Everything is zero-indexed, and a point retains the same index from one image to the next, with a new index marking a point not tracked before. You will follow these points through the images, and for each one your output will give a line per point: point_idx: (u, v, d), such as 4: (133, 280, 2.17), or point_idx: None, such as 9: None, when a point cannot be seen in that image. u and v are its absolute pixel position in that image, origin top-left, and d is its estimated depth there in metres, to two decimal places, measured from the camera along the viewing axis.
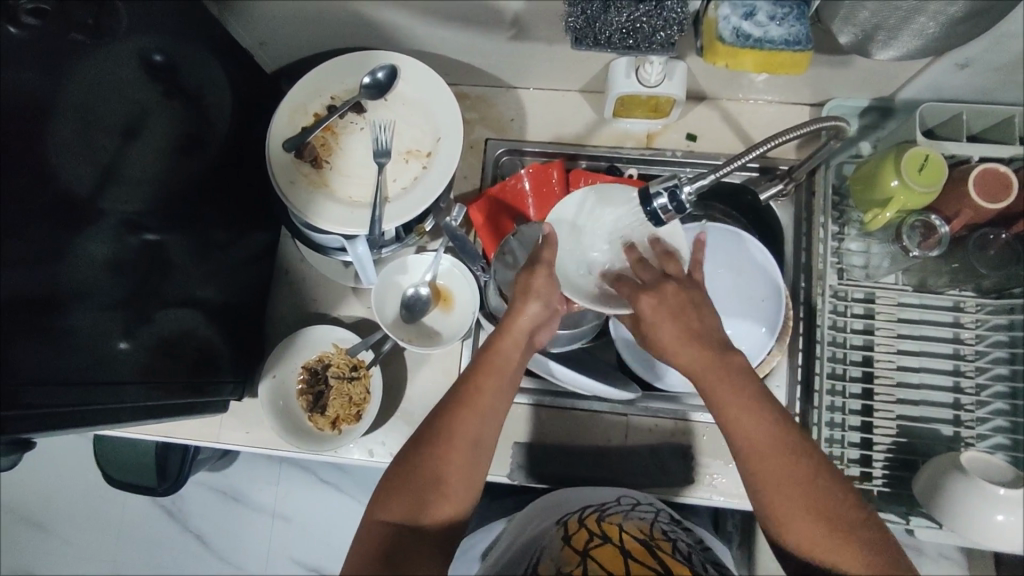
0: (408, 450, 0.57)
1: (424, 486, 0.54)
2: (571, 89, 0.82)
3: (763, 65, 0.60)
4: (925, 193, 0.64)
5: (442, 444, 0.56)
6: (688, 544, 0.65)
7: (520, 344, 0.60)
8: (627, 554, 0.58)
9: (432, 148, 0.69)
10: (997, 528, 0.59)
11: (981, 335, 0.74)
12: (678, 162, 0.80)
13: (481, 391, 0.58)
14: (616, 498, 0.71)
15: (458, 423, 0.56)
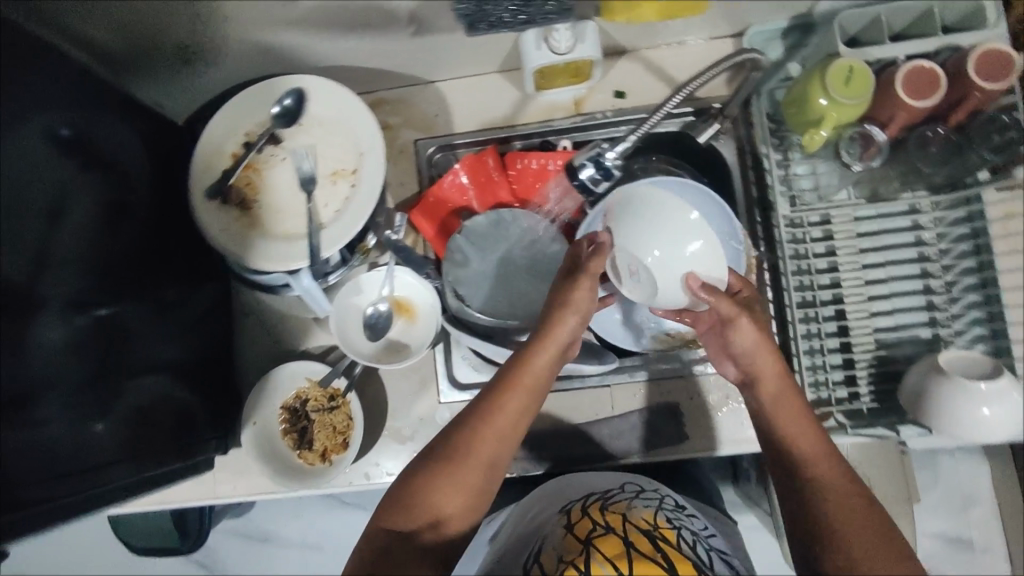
0: (422, 462, 0.57)
1: (434, 504, 0.55)
2: (489, 71, 0.80)
3: (663, 10, 0.58)
4: (855, 104, 0.62)
5: (460, 461, 0.57)
6: (692, 532, 0.63)
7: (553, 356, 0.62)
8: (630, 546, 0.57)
9: (357, 164, 0.67)
10: (983, 421, 0.60)
11: (942, 233, 0.73)
12: (610, 123, 0.79)
13: (505, 408, 0.59)
14: (620, 486, 0.70)
15: (477, 439, 0.57)
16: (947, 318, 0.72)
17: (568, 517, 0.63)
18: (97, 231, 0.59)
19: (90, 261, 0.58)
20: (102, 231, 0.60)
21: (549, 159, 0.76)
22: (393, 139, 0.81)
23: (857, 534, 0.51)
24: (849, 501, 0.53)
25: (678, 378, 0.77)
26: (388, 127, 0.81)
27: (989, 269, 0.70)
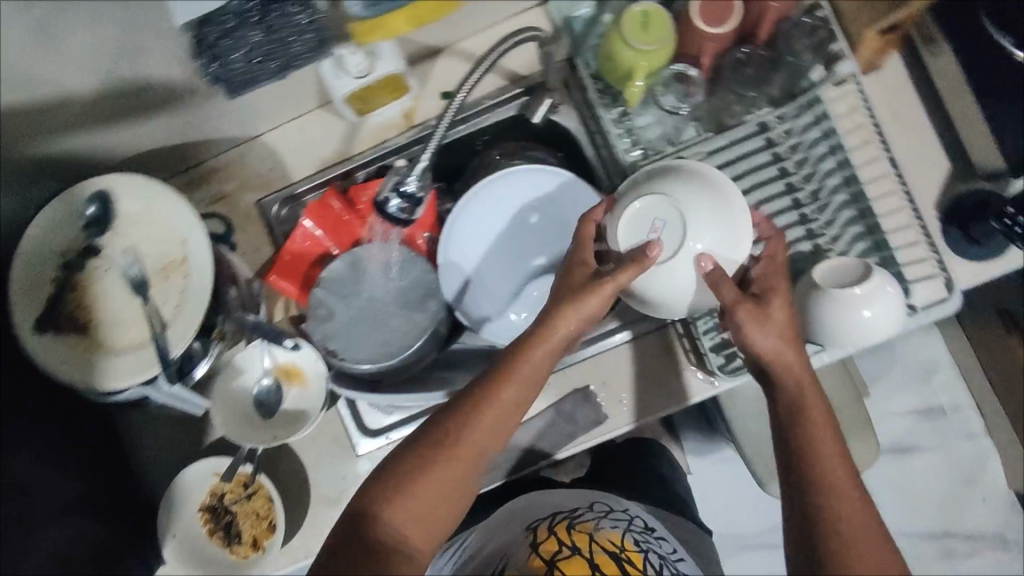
0: (392, 471, 0.53)
1: (418, 501, 0.52)
2: (310, 109, 0.76)
3: (412, 19, 0.60)
4: (657, 49, 0.60)
5: (450, 450, 0.53)
6: (657, 555, 0.76)
7: (558, 345, 0.56)
8: (596, 568, 0.69)
9: (184, 252, 0.63)
10: (868, 324, 0.59)
11: (796, 143, 0.71)
12: (446, 127, 0.76)
13: (496, 402, 0.54)
14: (590, 505, 0.81)
15: (458, 450, 0.53)
16: (821, 226, 0.70)
17: (537, 532, 0.74)
18: None
19: None
20: None
21: None
22: (235, 206, 0.77)
23: (858, 529, 0.51)
24: (846, 487, 0.52)
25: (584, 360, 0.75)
26: (227, 196, 0.77)
27: (848, 167, 0.70)
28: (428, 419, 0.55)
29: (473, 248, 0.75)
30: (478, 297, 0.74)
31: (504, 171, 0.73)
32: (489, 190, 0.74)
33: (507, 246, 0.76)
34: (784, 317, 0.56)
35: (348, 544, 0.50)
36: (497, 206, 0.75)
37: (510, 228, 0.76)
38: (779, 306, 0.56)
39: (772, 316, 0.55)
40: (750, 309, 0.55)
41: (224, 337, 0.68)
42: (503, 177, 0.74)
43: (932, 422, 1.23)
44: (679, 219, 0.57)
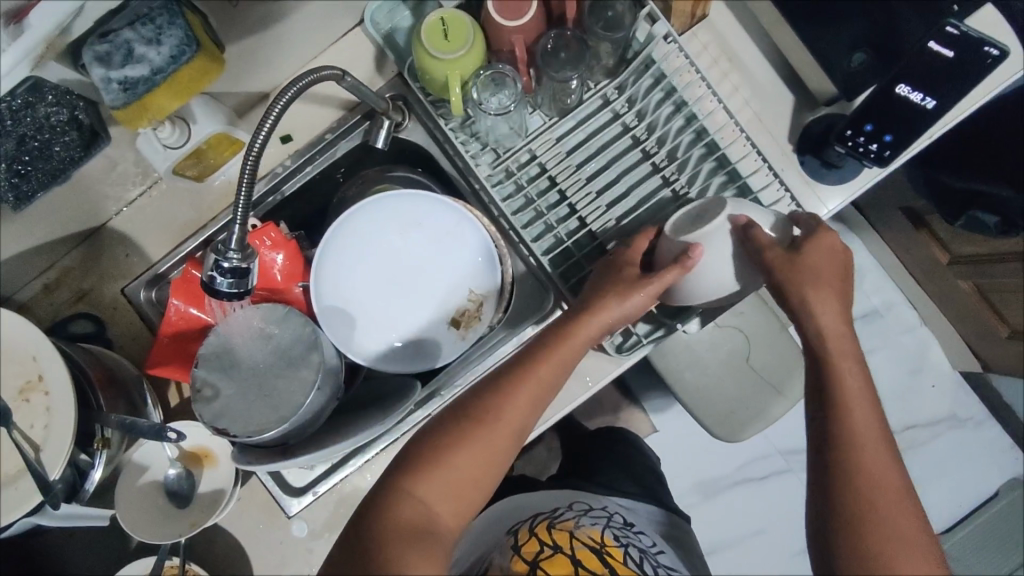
0: (431, 443, 0.59)
1: (457, 476, 0.58)
2: (151, 184, 0.73)
3: (181, 92, 0.55)
4: (464, 53, 0.59)
5: (491, 424, 0.60)
6: (638, 549, 0.76)
7: (605, 324, 0.63)
8: (576, 564, 0.71)
9: (38, 369, 0.60)
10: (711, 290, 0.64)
11: (641, 108, 0.71)
12: (294, 171, 0.73)
13: (538, 378, 0.61)
14: (570, 506, 0.83)
15: (497, 423, 0.60)
16: (683, 185, 0.69)
17: (520, 535, 0.77)
18: None
19: None
20: None
21: None
22: (99, 301, 0.74)
23: (870, 435, 0.57)
24: (863, 397, 0.59)
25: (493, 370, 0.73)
26: (87, 293, 0.74)
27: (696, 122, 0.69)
28: (472, 395, 0.62)
29: (350, 283, 0.74)
30: (370, 334, 0.74)
31: (369, 201, 0.71)
32: (356, 222, 0.72)
33: (385, 273, 0.75)
34: (827, 268, 0.61)
35: (387, 506, 0.56)
36: (368, 235, 0.73)
37: (386, 255, 0.74)
38: (831, 250, 0.61)
39: (827, 254, 0.61)
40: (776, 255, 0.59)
41: (109, 442, 0.65)
42: (370, 207, 0.71)
43: (873, 325, 1.25)
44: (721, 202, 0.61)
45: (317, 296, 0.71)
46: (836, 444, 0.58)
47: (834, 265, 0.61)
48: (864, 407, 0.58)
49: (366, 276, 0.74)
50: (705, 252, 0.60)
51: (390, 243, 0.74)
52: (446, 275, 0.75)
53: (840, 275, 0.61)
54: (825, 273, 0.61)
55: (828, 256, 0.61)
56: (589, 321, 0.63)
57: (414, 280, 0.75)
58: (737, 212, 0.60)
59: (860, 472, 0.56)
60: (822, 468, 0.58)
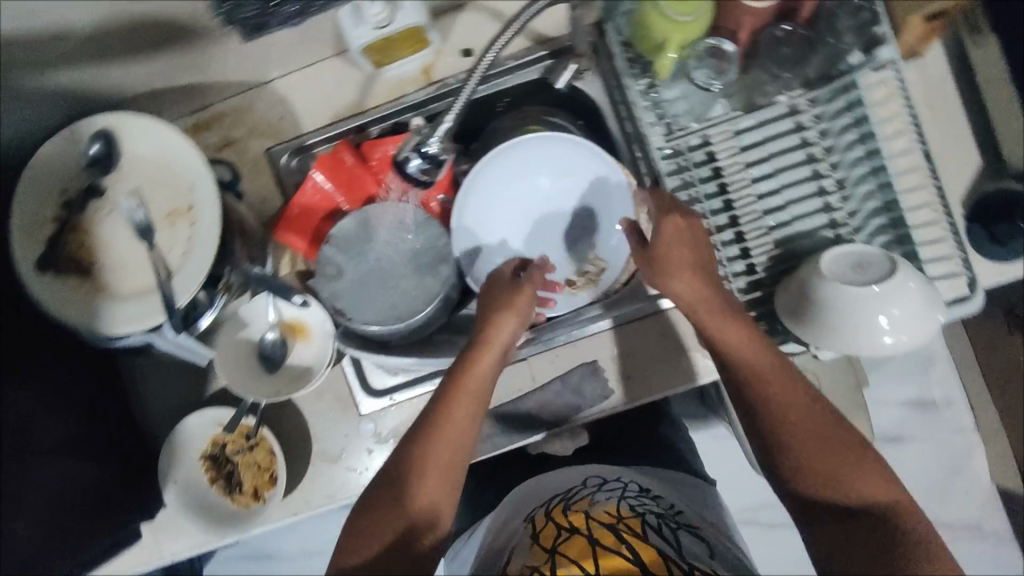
0: (389, 476, 0.58)
1: (408, 505, 0.57)
2: (326, 57, 0.74)
3: None
4: (692, 21, 0.57)
5: (428, 446, 0.59)
6: (657, 515, 0.65)
7: (491, 357, 0.63)
8: (596, 539, 0.60)
9: (191, 198, 0.62)
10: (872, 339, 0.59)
11: (827, 128, 0.69)
12: (466, 85, 0.72)
13: (457, 398, 0.60)
14: (583, 480, 0.72)
15: (434, 448, 0.58)
16: (845, 214, 0.69)
17: (537, 522, 0.66)
18: None
19: None
20: None
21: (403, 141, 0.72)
22: (243, 154, 0.74)
23: (834, 446, 0.55)
24: (805, 415, 0.57)
25: (597, 336, 0.72)
26: (235, 141, 0.74)
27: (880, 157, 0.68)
28: (411, 431, 0.60)
29: (488, 207, 0.75)
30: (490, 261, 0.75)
31: (528, 136, 0.71)
32: (519, 150, 0.73)
33: (523, 207, 0.76)
34: (680, 253, 0.61)
35: (357, 541, 0.56)
36: (521, 166, 0.74)
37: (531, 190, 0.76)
38: (673, 235, 0.61)
39: (683, 248, 0.61)
40: (643, 259, 0.63)
41: (231, 289, 0.68)
42: (540, 141, 0.72)
43: None
44: (889, 262, 0.59)
45: (456, 211, 0.72)
46: (787, 447, 0.56)
47: (690, 242, 0.61)
48: (796, 416, 0.57)
49: (505, 204, 0.75)
50: (861, 301, 0.58)
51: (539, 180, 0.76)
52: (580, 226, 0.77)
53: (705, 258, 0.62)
54: (693, 260, 0.61)
55: (683, 235, 0.61)
56: (473, 367, 0.62)
57: (548, 221, 0.77)
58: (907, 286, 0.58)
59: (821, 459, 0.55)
60: (795, 484, 0.56)
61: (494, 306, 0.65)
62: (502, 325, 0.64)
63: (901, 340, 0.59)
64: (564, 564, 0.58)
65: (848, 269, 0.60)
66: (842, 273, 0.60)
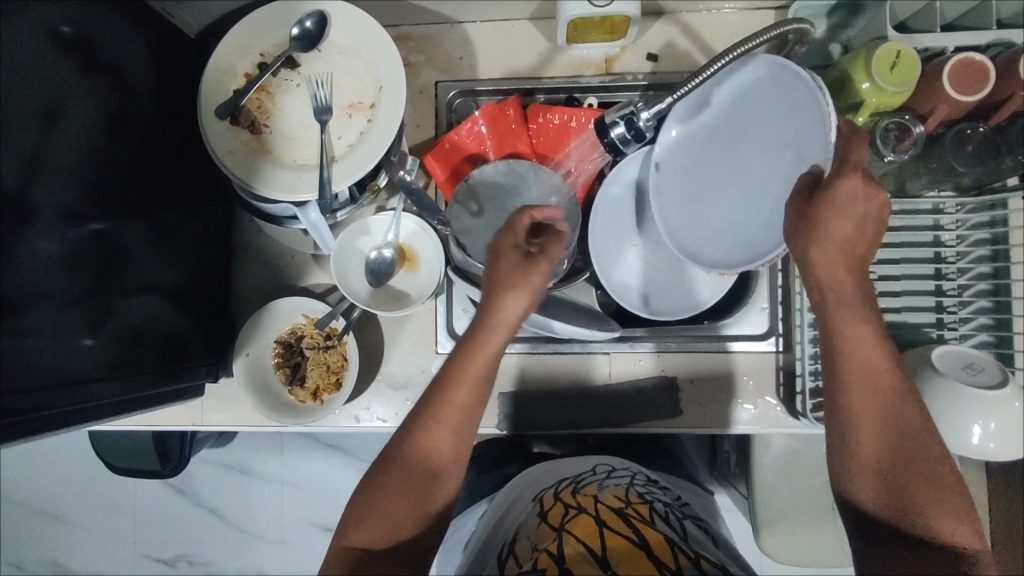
0: (394, 455, 0.57)
1: (406, 460, 0.56)
2: (520, 18, 0.77)
3: None
4: (898, 92, 0.60)
5: (434, 413, 0.57)
6: (666, 504, 0.64)
7: (507, 331, 0.59)
8: (603, 523, 0.57)
9: (376, 98, 0.65)
10: (966, 439, 0.61)
11: (963, 235, 0.71)
12: (640, 85, 0.75)
13: (468, 370, 0.57)
14: (591, 468, 0.70)
15: (437, 421, 0.57)
16: (954, 319, 0.71)
17: (544, 501, 0.64)
18: (96, 140, 0.61)
19: (79, 168, 0.59)
20: (100, 141, 0.61)
21: (573, 115, 0.73)
22: (413, 79, 0.77)
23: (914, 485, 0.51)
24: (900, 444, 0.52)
25: (674, 355, 0.76)
26: (411, 65, 0.77)
27: (1004, 276, 0.70)
28: (415, 408, 0.58)
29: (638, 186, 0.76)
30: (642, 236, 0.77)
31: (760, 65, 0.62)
32: (762, 87, 0.63)
33: (724, 155, 0.67)
34: (837, 226, 0.51)
35: (363, 497, 0.57)
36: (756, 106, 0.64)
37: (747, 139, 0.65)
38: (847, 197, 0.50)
39: (848, 206, 0.51)
40: (796, 227, 0.53)
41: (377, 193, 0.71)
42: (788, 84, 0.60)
43: None
44: (1001, 374, 0.62)
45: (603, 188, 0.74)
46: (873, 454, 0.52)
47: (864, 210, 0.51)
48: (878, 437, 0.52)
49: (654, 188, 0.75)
50: (965, 402, 0.60)
51: (768, 135, 0.63)
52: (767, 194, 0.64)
53: (865, 237, 0.52)
54: (852, 226, 0.51)
55: (848, 212, 0.50)
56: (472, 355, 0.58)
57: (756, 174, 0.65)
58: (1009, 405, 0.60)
59: (907, 500, 0.51)
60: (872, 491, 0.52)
61: (498, 280, 0.58)
62: (512, 303, 0.58)
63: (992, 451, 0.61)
64: (573, 542, 0.54)
65: (955, 369, 0.62)
66: (953, 375, 0.62)
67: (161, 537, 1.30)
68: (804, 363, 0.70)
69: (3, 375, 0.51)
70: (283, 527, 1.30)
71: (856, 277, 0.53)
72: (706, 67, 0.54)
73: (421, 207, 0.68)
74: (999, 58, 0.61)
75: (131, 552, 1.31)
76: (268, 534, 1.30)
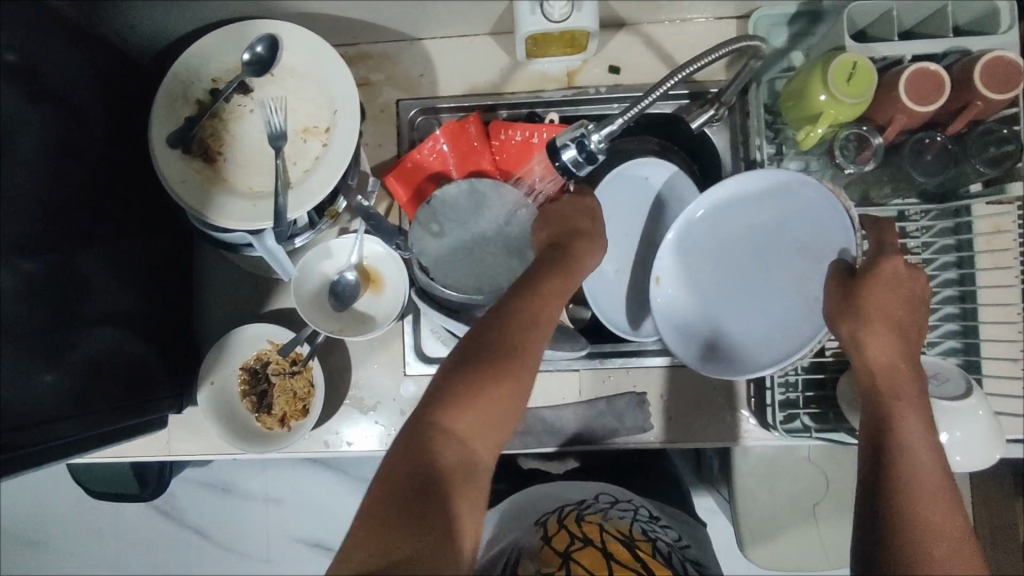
0: (441, 398, 0.50)
1: (459, 405, 0.50)
2: (480, 33, 0.76)
3: None
4: (853, 104, 0.60)
5: (497, 364, 0.52)
6: (667, 543, 0.64)
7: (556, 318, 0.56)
8: (611, 556, 0.57)
9: (330, 122, 0.64)
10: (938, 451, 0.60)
11: (928, 242, 0.71)
12: (603, 99, 0.75)
13: (529, 336, 0.54)
14: (595, 496, 0.70)
15: (497, 371, 0.52)
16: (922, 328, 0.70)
17: (547, 526, 0.63)
18: (47, 172, 0.59)
19: (30, 201, 0.57)
20: (51, 173, 0.60)
21: (534, 131, 0.73)
22: (374, 98, 0.76)
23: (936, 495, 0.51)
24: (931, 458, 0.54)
25: (644, 369, 0.75)
26: (371, 83, 0.76)
27: (969, 284, 0.70)
28: (474, 347, 0.53)
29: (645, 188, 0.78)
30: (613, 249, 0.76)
31: (786, 178, 0.65)
32: (774, 194, 0.67)
33: (735, 253, 0.70)
34: (877, 301, 0.61)
35: (408, 439, 0.49)
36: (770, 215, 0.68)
37: (757, 243, 0.70)
38: (886, 279, 0.61)
39: (891, 288, 0.61)
40: (840, 307, 0.63)
41: (336, 218, 0.70)
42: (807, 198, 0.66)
43: None
44: (965, 384, 0.62)
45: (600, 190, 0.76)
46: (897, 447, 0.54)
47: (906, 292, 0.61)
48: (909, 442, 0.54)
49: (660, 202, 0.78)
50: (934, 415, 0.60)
51: (773, 235, 0.69)
52: (783, 287, 0.70)
53: (908, 318, 0.61)
54: (896, 309, 0.61)
55: (888, 291, 0.61)
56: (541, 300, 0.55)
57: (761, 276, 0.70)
58: (975, 417, 0.60)
59: (914, 501, 0.51)
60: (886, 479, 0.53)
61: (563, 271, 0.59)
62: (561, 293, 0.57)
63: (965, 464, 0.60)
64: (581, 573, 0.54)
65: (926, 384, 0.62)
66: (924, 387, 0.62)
67: (144, 559, 1.29)
68: (773, 376, 0.70)
69: None
70: (268, 545, 1.29)
71: (904, 356, 0.59)
72: (661, 84, 0.54)
73: (378, 232, 0.69)
74: (955, 66, 0.61)
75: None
76: (253, 552, 1.29)
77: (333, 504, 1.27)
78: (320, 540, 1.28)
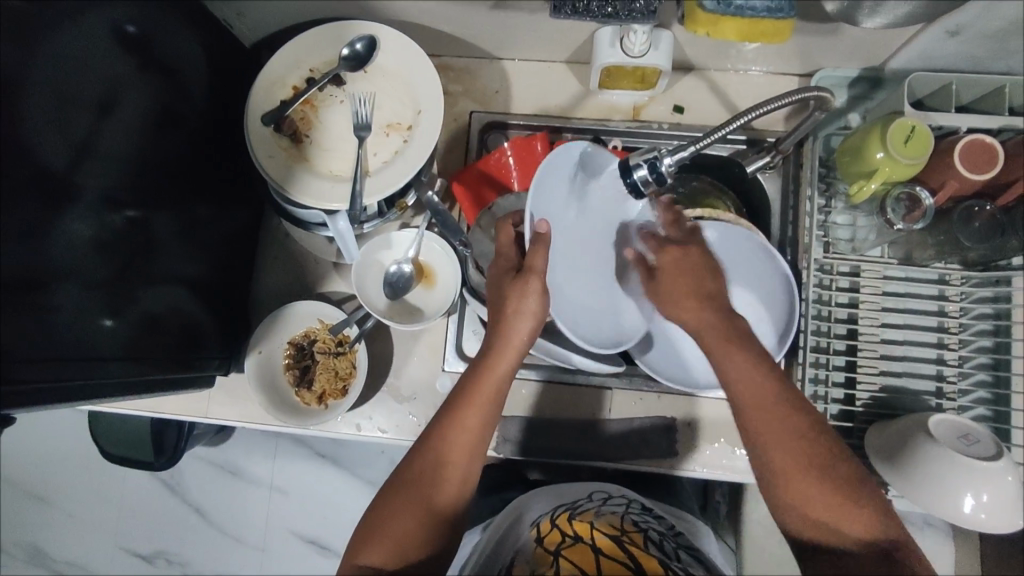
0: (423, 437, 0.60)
1: (430, 442, 0.59)
2: (557, 60, 0.81)
3: (745, 33, 0.56)
4: (910, 164, 0.63)
5: (463, 402, 0.60)
6: (659, 533, 0.65)
7: (515, 346, 0.61)
8: (599, 550, 0.58)
9: (413, 120, 0.69)
10: (970, 510, 0.61)
11: (966, 308, 0.73)
12: (664, 134, 0.79)
13: (492, 368, 0.61)
14: (588, 495, 0.71)
15: (462, 410, 0.60)
16: (953, 392, 0.72)
17: (542, 526, 0.64)
18: (144, 134, 0.64)
19: (124, 158, 0.62)
20: (148, 137, 0.64)
21: None
22: (450, 107, 0.82)
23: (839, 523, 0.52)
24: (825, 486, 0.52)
25: (675, 396, 0.77)
26: (449, 94, 0.82)
27: (1003, 352, 0.72)
28: (450, 393, 0.62)
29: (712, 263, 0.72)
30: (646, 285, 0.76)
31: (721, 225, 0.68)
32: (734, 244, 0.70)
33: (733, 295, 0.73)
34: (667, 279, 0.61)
35: (398, 473, 0.59)
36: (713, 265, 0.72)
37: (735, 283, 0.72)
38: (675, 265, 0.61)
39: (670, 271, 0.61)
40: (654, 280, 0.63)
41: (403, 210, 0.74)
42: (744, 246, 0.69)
43: None
44: (996, 448, 0.63)
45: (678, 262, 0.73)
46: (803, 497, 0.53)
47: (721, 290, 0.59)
48: (800, 479, 0.53)
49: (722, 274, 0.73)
50: (960, 474, 0.61)
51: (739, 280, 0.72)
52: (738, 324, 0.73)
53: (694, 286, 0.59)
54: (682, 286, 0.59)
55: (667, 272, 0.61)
56: (485, 376, 0.61)
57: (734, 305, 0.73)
58: (1001, 480, 0.61)
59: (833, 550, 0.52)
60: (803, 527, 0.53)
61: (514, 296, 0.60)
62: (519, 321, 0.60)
63: (996, 524, 0.61)
64: (568, 567, 0.56)
65: (937, 436, 0.63)
66: (944, 441, 0.63)
67: (142, 530, 1.30)
68: None
69: (29, 345, 0.52)
70: (266, 534, 1.29)
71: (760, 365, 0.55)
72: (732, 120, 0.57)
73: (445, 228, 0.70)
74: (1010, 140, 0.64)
75: (110, 545, 1.30)
76: (249, 539, 1.29)
77: (335, 500, 1.27)
78: (317, 536, 1.28)
